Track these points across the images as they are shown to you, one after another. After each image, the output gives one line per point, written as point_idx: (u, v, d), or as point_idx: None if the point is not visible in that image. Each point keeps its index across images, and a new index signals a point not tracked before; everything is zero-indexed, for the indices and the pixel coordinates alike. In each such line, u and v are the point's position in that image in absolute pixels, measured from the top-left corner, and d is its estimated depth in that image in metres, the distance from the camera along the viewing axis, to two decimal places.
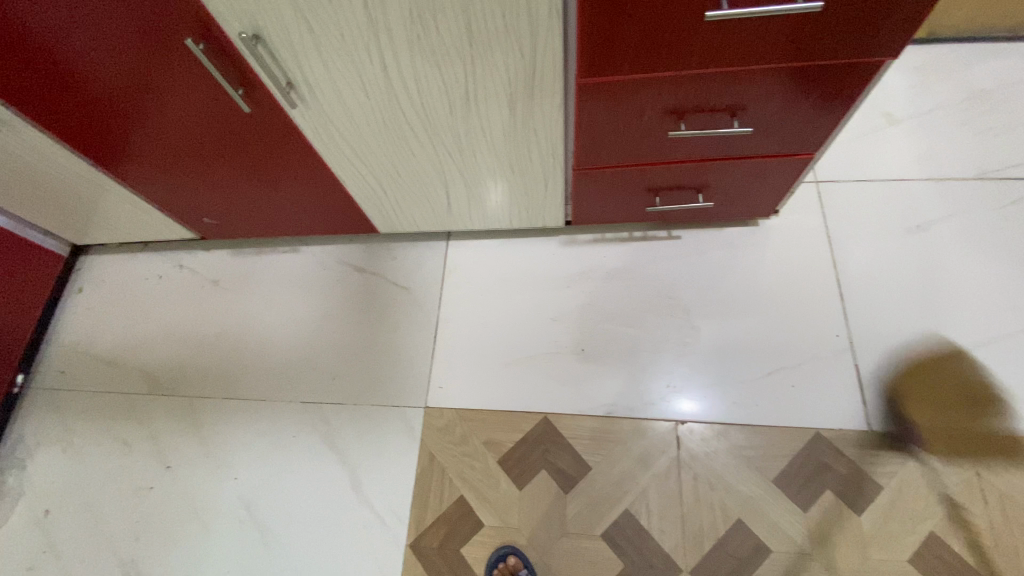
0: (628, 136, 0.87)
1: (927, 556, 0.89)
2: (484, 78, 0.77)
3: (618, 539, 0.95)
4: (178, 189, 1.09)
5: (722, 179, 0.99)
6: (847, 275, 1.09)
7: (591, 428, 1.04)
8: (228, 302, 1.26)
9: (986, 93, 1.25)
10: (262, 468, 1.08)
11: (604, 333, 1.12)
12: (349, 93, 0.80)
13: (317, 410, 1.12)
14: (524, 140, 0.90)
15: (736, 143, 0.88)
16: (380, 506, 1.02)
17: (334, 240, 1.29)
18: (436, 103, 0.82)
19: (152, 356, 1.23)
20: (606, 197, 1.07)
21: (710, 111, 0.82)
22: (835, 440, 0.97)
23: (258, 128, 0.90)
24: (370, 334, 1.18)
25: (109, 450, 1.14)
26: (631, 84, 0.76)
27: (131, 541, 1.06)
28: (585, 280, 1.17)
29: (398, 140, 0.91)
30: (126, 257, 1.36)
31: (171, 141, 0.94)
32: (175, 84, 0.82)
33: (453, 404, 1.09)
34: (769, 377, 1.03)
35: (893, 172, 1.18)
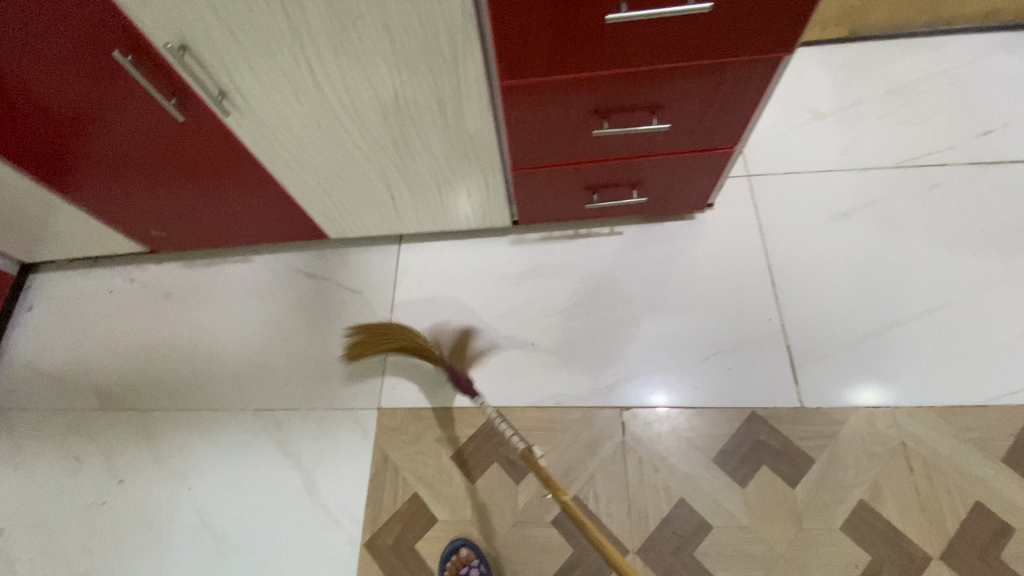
0: (558, 136, 0.91)
1: (857, 523, 0.94)
2: (412, 82, 0.80)
3: (568, 525, 0.98)
4: (123, 203, 1.09)
5: (654, 175, 1.04)
6: (778, 262, 1.15)
7: (540, 420, 1.07)
8: (180, 314, 1.26)
9: (903, 87, 1.33)
10: (217, 477, 1.08)
11: (552, 328, 1.15)
12: (281, 101, 0.83)
13: (272, 417, 1.13)
14: (459, 141, 0.93)
15: (659, 140, 0.93)
16: (336, 507, 1.03)
17: (287, 249, 1.30)
18: (368, 109, 0.85)
19: (103, 371, 1.22)
20: (547, 196, 1.10)
21: (630, 110, 0.86)
22: (770, 418, 1.02)
23: (197, 139, 0.91)
24: (324, 339, 1.19)
25: (61, 467, 1.13)
26: (551, 86, 0.80)
27: (85, 557, 1.04)
28: (533, 277, 1.21)
29: (337, 146, 0.93)
30: (75, 273, 1.34)
31: (110, 155, 0.95)
32: (107, 98, 0.82)
33: (407, 403, 1.11)
34: (707, 362, 1.08)
35: (820, 163, 1.25)
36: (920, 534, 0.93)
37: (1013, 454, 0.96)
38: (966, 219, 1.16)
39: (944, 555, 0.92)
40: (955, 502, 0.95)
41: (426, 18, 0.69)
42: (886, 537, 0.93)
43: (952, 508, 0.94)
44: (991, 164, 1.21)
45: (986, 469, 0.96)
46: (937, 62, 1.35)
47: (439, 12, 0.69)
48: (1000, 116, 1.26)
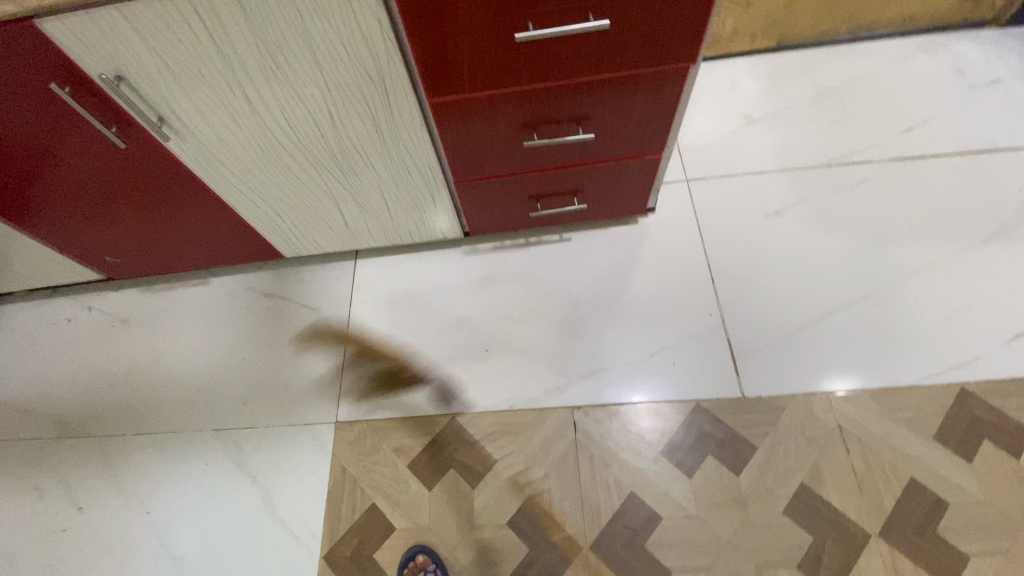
0: (492, 149, 0.95)
1: (799, 506, 0.98)
2: (345, 103, 0.84)
3: (524, 526, 1.00)
4: (75, 232, 1.11)
5: (592, 183, 1.08)
6: (718, 261, 1.20)
7: (495, 424, 1.09)
8: (139, 340, 1.27)
9: (830, 91, 1.41)
10: (175, 499, 1.09)
11: (505, 334, 1.18)
12: (221, 126, 0.86)
13: (230, 436, 1.13)
14: (399, 157, 0.97)
15: (589, 149, 0.98)
16: (295, 522, 1.04)
17: (244, 270, 1.32)
18: (306, 129, 0.88)
19: (61, 400, 1.22)
20: (492, 207, 1.14)
21: (557, 122, 0.91)
22: (714, 409, 1.06)
23: (142, 165, 0.94)
24: (281, 356, 1.21)
25: (18, 498, 1.12)
26: (477, 102, 0.85)
27: None
28: (486, 287, 1.24)
29: (280, 166, 0.96)
30: (33, 303, 1.35)
31: (58, 185, 0.97)
32: (49, 129, 0.85)
33: (364, 414, 1.13)
34: (654, 358, 1.12)
35: (754, 165, 1.32)
36: (859, 513, 0.97)
37: (941, 431, 1.01)
38: (891, 212, 1.23)
39: (882, 532, 0.95)
40: (891, 481, 0.99)
41: (348, 39, 0.74)
42: (827, 517, 0.97)
43: (888, 486, 0.98)
44: (912, 159, 1.29)
45: (918, 447, 1.01)
46: (859, 67, 1.44)
47: (360, 33, 0.73)
48: (918, 115, 1.34)
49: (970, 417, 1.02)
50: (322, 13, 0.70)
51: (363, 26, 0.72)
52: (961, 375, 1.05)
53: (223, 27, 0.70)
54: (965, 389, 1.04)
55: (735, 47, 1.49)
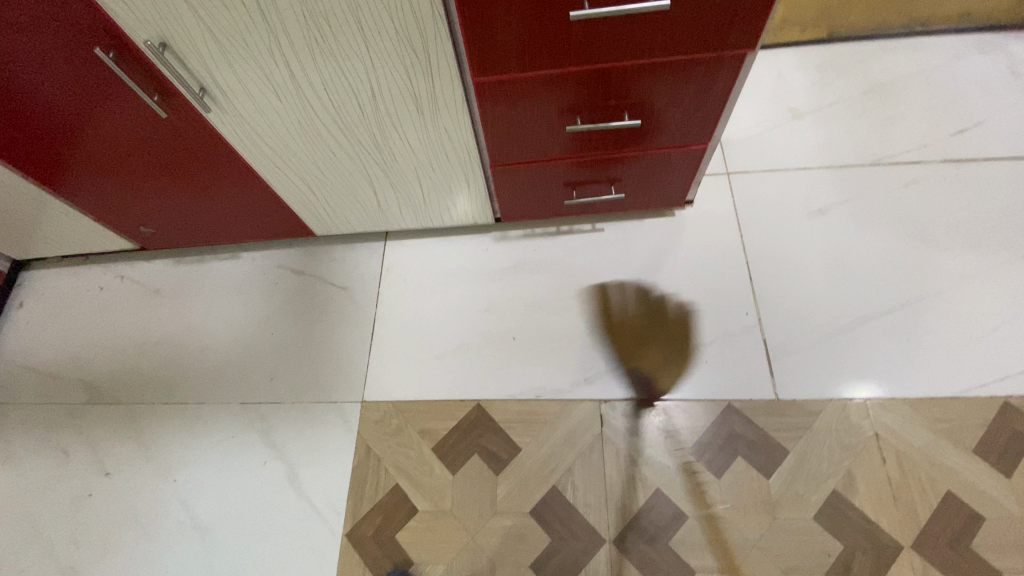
0: (533, 133, 0.93)
1: (829, 513, 0.96)
2: (387, 80, 0.82)
3: (546, 516, 0.99)
4: (111, 200, 1.11)
5: (631, 172, 1.05)
6: (756, 258, 1.17)
7: (520, 412, 1.08)
8: (169, 311, 1.28)
9: (881, 86, 1.35)
10: (200, 469, 1.10)
11: (533, 323, 1.16)
12: (261, 99, 0.85)
13: (256, 409, 1.14)
14: (438, 139, 0.95)
15: (632, 136, 0.95)
16: (318, 498, 1.05)
17: (274, 246, 1.32)
18: (346, 105, 0.87)
19: (92, 366, 1.24)
20: (527, 194, 1.12)
21: (602, 107, 0.89)
22: (745, 409, 1.04)
23: (180, 136, 0.93)
24: (308, 334, 1.21)
25: (49, 460, 1.15)
26: (522, 83, 0.82)
27: (70, 549, 1.06)
28: (516, 274, 1.22)
29: (317, 143, 0.95)
30: (67, 270, 1.38)
31: (96, 153, 0.97)
32: (91, 95, 0.85)
33: (390, 396, 1.13)
34: (685, 355, 1.09)
35: (797, 161, 1.27)
36: (892, 523, 0.94)
37: (983, 445, 0.98)
38: (939, 215, 1.18)
39: (915, 544, 0.93)
40: (927, 493, 0.96)
41: (395, 13, 0.72)
42: (858, 526, 0.94)
43: (924, 498, 0.95)
44: (965, 161, 1.23)
45: (957, 460, 0.97)
46: (913, 62, 1.37)
47: (408, 7, 0.71)
48: (974, 115, 1.28)
49: (1014, 432, 0.98)
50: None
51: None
52: (1007, 388, 1.01)
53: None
54: (1009, 403, 1.00)
55: (782, 38, 1.43)
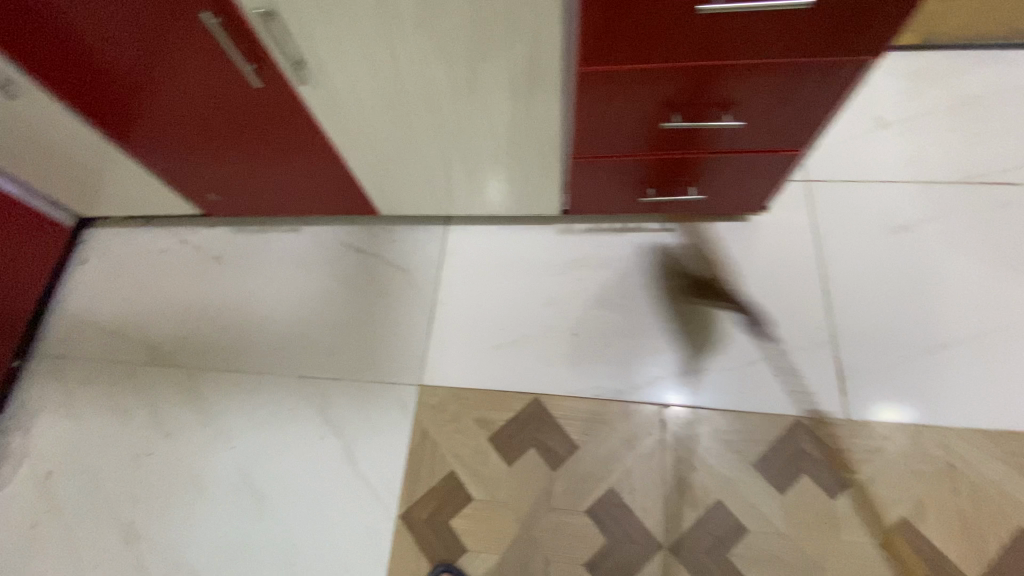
0: (625, 127, 0.90)
1: (895, 539, 0.94)
2: (487, 64, 0.80)
3: (602, 517, 0.98)
4: (184, 164, 1.11)
5: (715, 173, 1.02)
6: (832, 272, 1.13)
7: (579, 410, 1.07)
8: (230, 279, 1.28)
9: (975, 100, 1.29)
10: (257, 439, 1.11)
11: (596, 320, 1.14)
12: (356, 74, 0.83)
13: (314, 383, 1.15)
14: (525, 128, 0.92)
15: (728, 137, 0.91)
16: (373, 477, 1.06)
17: (335, 222, 1.32)
18: (440, 86, 0.84)
19: (154, 328, 1.25)
20: (602, 188, 1.09)
21: (704, 104, 0.85)
22: (813, 427, 1.01)
23: (265, 106, 0.92)
24: (368, 314, 1.21)
25: (111, 416, 1.18)
26: (627, 75, 0.79)
27: (131, 505, 1.09)
28: (580, 269, 1.20)
29: (401, 123, 0.93)
30: (130, 230, 1.39)
31: (180, 116, 0.97)
32: (186, 59, 0.84)
33: (448, 382, 1.13)
34: (753, 366, 1.06)
35: (880, 173, 1.22)
36: (961, 556, 0.92)
37: None
38: None
39: None
40: (1001, 528, 0.93)
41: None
42: (925, 556, 0.92)
43: (997, 533, 0.92)
44: None
45: None
46: (1012, 76, 1.30)
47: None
48: None
49: None
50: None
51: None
52: None
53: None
54: None
55: None
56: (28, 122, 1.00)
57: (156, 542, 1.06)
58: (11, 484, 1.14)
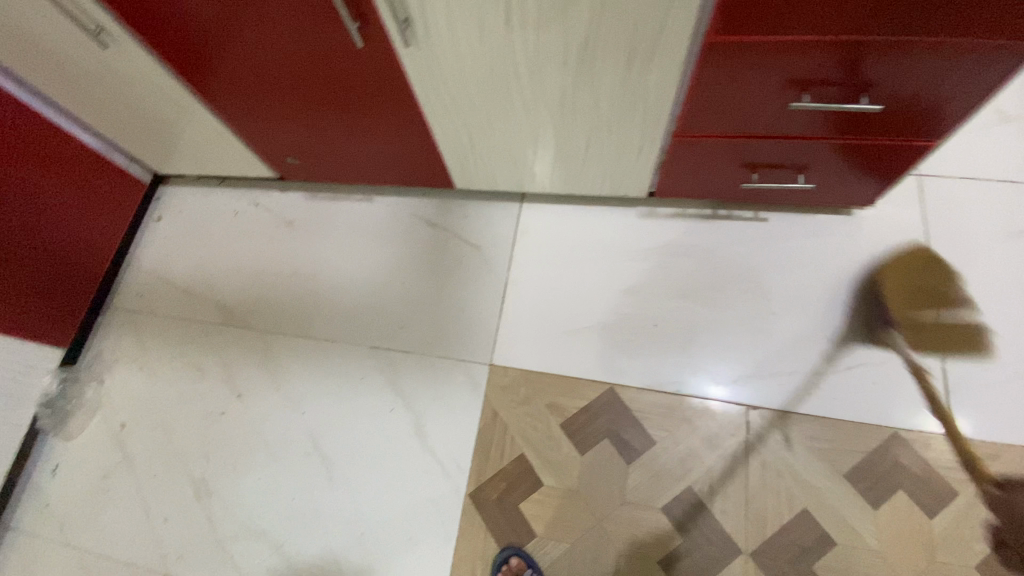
0: (745, 105, 0.83)
1: (996, 566, 0.88)
2: (610, 30, 0.74)
3: (679, 515, 0.95)
4: (267, 125, 1.09)
5: (829, 161, 0.95)
6: (942, 277, 1.05)
7: (658, 403, 1.03)
8: (302, 245, 1.28)
9: None
10: (327, 407, 1.11)
11: (679, 311, 1.09)
12: (465, 38, 0.78)
13: (384, 355, 1.14)
14: (632, 102, 0.86)
15: (854, 122, 0.84)
16: (442, 454, 1.04)
17: (407, 193, 1.29)
18: (551, 53, 0.79)
19: (226, 288, 1.26)
20: (699, 171, 1.03)
21: (837, 84, 0.78)
22: (913, 441, 0.95)
23: (360, 68, 0.88)
24: (439, 289, 1.19)
25: (184, 374, 1.19)
26: (762, 48, 0.73)
27: (202, 462, 1.11)
28: (662, 256, 1.14)
29: (501, 92, 0.88)
30: (203, 190, 1.39)
31: (271, 75, 0.94)
32: (286, 14, 0.80)
33: (520, 364, 1.10)
34: (850, 372, 1.01)
35: (1001, 171, 1.12)
36: None
37: None
38: None
39: None
40: None
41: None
42: None
43: None
44: None
45: None
46: None
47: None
48: None
49: None
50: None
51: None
52: None
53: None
54: None
55: None
56: (121, 73, 1.00)
57: (226, 500, 1.08)
58: (89, 432, 1.17)
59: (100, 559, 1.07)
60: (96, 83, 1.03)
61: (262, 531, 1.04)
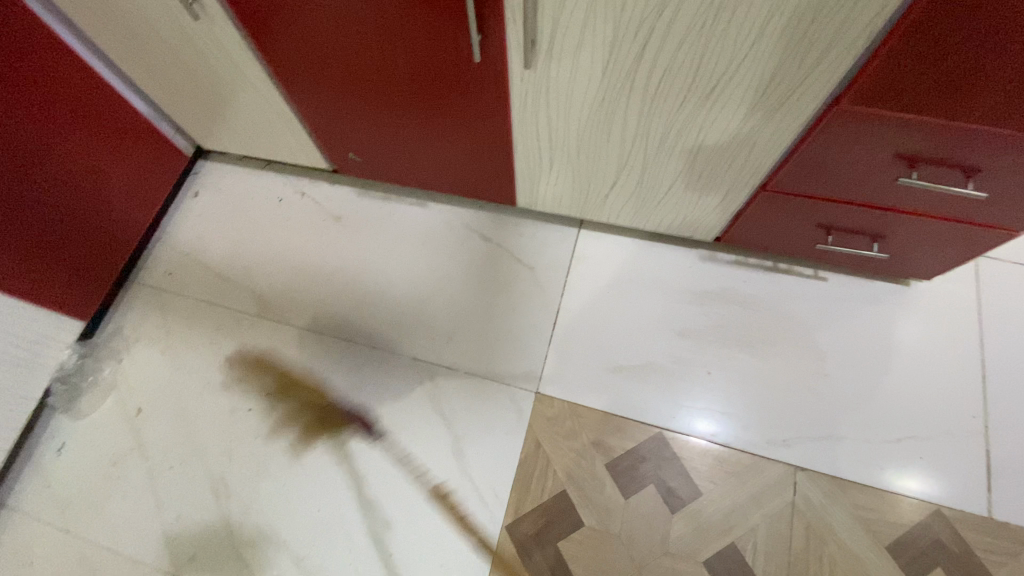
0: (847, 171, 0.83)
1: None
2: (739, 80, 0.74)
3: (720, 571, 0.94)
4: (340, 119, 1.05)
5: (908, 233, 0.95)
6: (994, 359, 1.06)
7: (706, 453, 1.02)
8: (347, 242, 1.25)
9: None
10: (365, 415, 1.08)
11: (732, 360, 1.09)
12: (587, 65, 0.76)
13: (427, 369, 1.11)
14: (734, 152, 0.87)
15: (951, 202, 0.84)
16: (480, 480, 1.01)
17: (463, 204, 1.27)
18: (670, 92, 0.78)
19: (265, 280, 1.22)
20: (775, 225, 1.03)
21: (947, 166, 0.78)
22: (955, 520, 0.95)
23: (463, 81, 0.86)
24: (487, 306, 1.16)
25: (211, 363, 1.14)
26: (886, 123, 0.73)
27: (223, 459, 1.06)
28: (718, 301, 1.14)
29: (603, 122, 0.87)
30: (245, 170, 1.34)
31: (364, 73, 0.91)
32: (404, 19, 0.77)
33: (566, 396, 1.07)
34: (899, 444, 1.01)
35: None
36: None
37: None
38: None
39: None
40: None
41: (824, 7, 0.61)
42: None
43: None
44: None
45: None
46: None
47: (848, 9, 0.60)
48: None
49: None
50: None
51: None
52: None
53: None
54: None
55: None
56: (198, 44, 0.94)
57: (246, 502, 1.03)
58: (101, 413, 1.10)
59: (100, 553, 1.00)
60: (167, 50, 0.98)
61: (283, 539, 1.00)
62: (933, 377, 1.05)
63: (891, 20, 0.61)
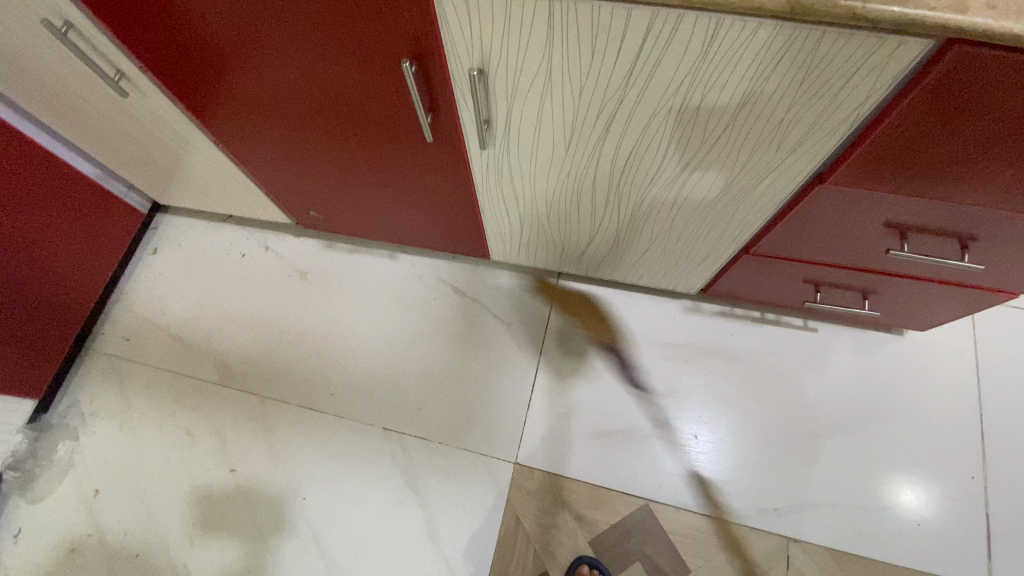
0: (833, 239, 0.78)
1: None
2: (713, 158, 0.68)
3: None
4: (295, 182, 0.99)
5: (900, 292, 0.90)
6: (991, 413, 1.01)
7: (694, 525, 0.97)
8: (314, 301, 1.18)
9: None
10: (333, 492, 1.02)
11: (720, 421, 1.03)
12: (547, 141, 0.71)
13: (399, 440, 1.05)
14: (713, 220, 0.81)
15: (945, 269, 0.79)
16: (457, 562, 0.96)
17: (436, 256, 1.21)
18: (640, 166, 0.72)
19: (228, 345, 1.15)
20: (761, 282, 0.97)
21: (941, 237, 0.72)
22: None
23: (419, 152, 0.80)
24: (462, 368, 1.10)
25: (172, 438, 1.08)
26: (872, 201, 0.67)
27: (184, 544, 1.00)
28: (703, 357, 1.08)
29: (571, 191, 0.81)
30: (207, 224, 1.28)
31: (316, 143, 0.84)
32: (349, 96, 0.71)
33: (546, 467, 1.02)
34: (896, 509, 0.96)
35: None
36: None
37: None
38: None
39: None
40: None
41: (802, 94, 0.55)
42: None
43: None
44: None
45: None
46: None
47: (829, 95, 0.55)
48: None
49: None
50: (812, 57, 0.51)
51: (847, 84, 0.53)
52: None
53: (665, 43, 0.53)
54: None
55: None
56: (135, 114, 0.87)
57: None
58: (54, 497, 1.04)
59: None
60: (105, 119, 0.91)
61: None
62: (932, 435, 1.00)
63: (877, 106, 0.55)
